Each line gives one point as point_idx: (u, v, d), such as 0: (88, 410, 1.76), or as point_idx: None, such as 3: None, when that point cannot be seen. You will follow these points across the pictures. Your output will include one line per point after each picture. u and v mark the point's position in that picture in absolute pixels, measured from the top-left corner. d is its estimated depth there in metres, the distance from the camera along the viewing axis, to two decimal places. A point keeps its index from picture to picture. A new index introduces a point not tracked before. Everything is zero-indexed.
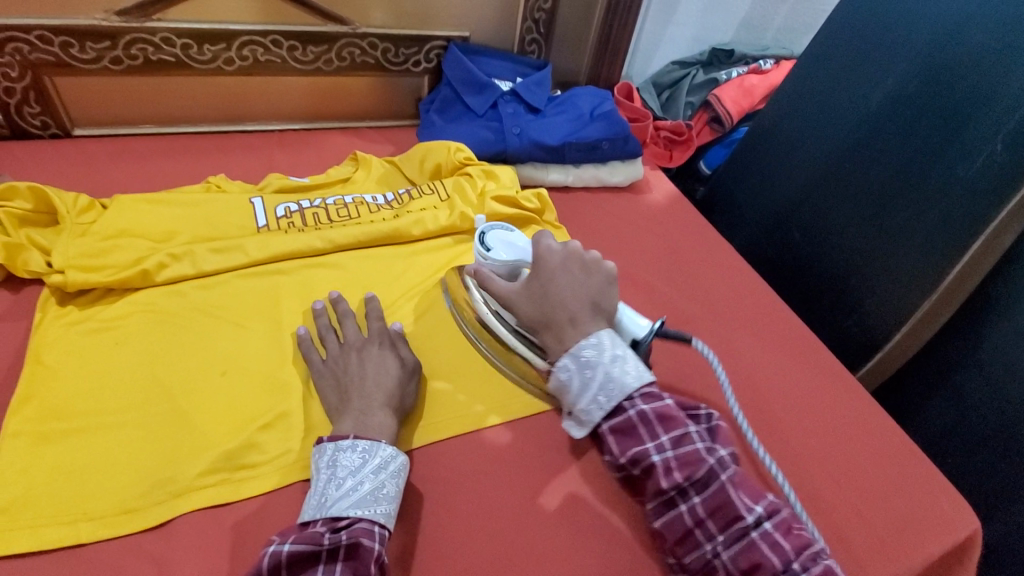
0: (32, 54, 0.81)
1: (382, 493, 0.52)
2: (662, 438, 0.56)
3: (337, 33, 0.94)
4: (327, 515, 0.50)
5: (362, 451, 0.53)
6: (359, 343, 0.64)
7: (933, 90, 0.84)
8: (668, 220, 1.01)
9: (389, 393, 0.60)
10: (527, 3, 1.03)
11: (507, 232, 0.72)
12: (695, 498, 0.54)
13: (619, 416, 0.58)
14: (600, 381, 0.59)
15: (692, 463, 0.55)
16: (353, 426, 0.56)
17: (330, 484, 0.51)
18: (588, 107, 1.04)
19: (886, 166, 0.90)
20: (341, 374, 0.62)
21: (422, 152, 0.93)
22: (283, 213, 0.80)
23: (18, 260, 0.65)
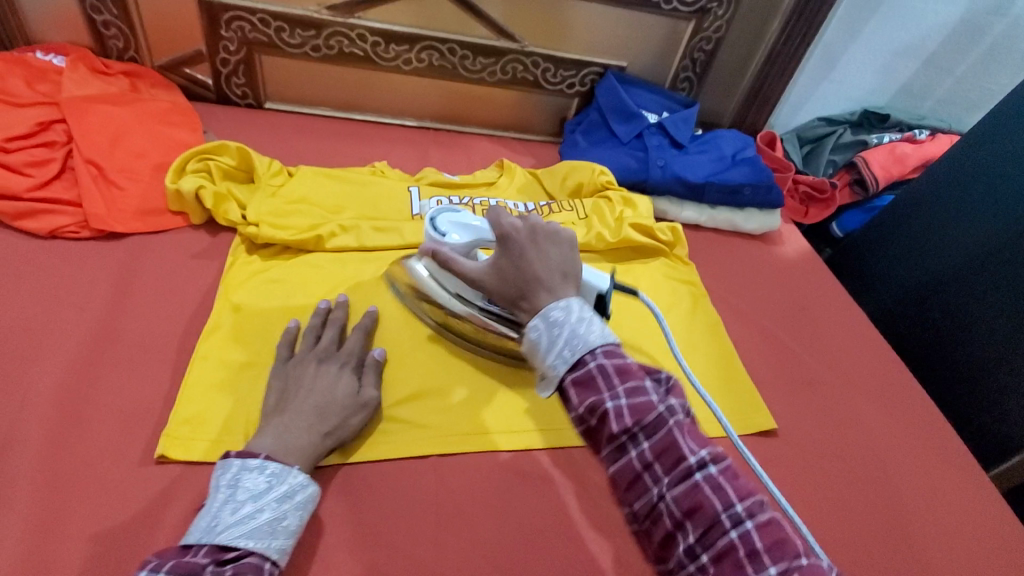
0: (251, 34, 0.93)
1: (280, 526, 0.49)
2: (618, 387, 0.46)
3: (506, 49, 1.00)
4: (213, 542, 0.46)
5: (270, 476, 0.50)
6: (328, 354, 0.63)
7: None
8: (799, 275, 0.98)
9: (320, 420, 0.57)
10: (689, 43, 1.05)
11: (456, 212, 0.67)
12: (646, 443, 0.45)
13: (580, 370, 0.46)
14: (564, 336, 0.47)
15: (644, 408, 0.45)
16: (270, 444, 0.53)
17: (226, 507, 0.48)
18: (731, 150, 1.04)
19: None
20: (292, 379, 0.60)
21: (567, 169, 0.96)
22: (436, 205, 0.86)
23: (220, 209, 0.74)
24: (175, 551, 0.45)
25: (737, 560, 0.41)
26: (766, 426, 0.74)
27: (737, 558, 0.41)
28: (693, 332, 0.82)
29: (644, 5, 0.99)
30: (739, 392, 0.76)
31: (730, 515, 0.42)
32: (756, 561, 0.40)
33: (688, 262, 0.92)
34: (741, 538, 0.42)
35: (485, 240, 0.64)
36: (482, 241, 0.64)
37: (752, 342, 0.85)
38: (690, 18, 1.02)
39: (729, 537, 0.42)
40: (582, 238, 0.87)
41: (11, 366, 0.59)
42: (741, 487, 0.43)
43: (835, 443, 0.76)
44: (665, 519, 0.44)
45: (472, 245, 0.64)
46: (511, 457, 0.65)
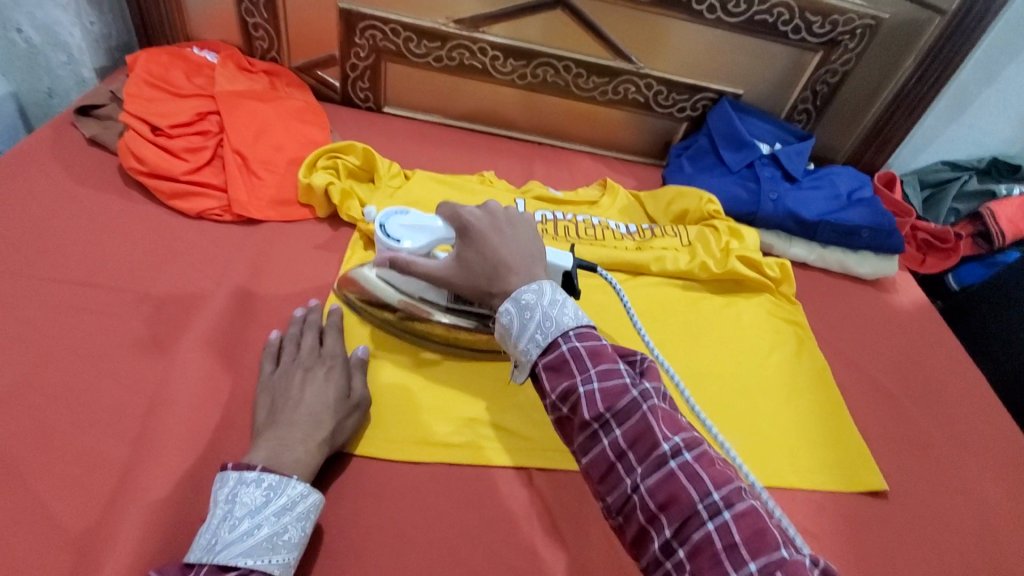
0: (381, 42, 0.99)
1: (282, 540, 0.48)
2: (590, 370, 0.46)
3: (621, 70, 1.01)
4: (211, 561, 0.45)
5: (268, 489, 0.49)
6: (312, 360, 0.62)
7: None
8: (915, 327, 0.92)
9: (314, 425, 0.56)
10: (812, 74, 1.02)
11: (405, 216, 0.65)
12: (617, 430, 0.44)
13: (552, 351, 0.47)
14: (535, 320, 0.48)
15: (616, 393, 0.45)
16: (264, 456, 0.52)
17: (224, 524, 0.47)
18: (847, 189, 0.99)
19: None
20: (279, 392, 0.60)
21: (672, 194, 0.94)
22: (540, 219, 0.88)
23: (345, 205, 0.79)
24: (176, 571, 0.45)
25: (713, 553, 0.39)
26: (876, 485, 0.69)
27: (713, 551, 0.39)
28: (799, 377, 0.78)
29: (771, 34, 0.97)
30: (848, 447, 0.72)
31: (705, 506, 0.40)
32: (732, 554, 0.38)
33: (794, 301, 0.88)
34: (717, 530, 0.39)
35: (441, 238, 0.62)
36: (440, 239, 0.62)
37: (859, 392, 0.80)
38: (818, 50, 0.98)
39: (705, 528, 0.40)
40: (685, 265, 0.85)
41: (163, 333, 0.65)
42: (718, 474, 0.42)
43: (951, 514, 0.70)
44: (639, 511, 0.43)
45: (430, 245, 0.62)
46: None
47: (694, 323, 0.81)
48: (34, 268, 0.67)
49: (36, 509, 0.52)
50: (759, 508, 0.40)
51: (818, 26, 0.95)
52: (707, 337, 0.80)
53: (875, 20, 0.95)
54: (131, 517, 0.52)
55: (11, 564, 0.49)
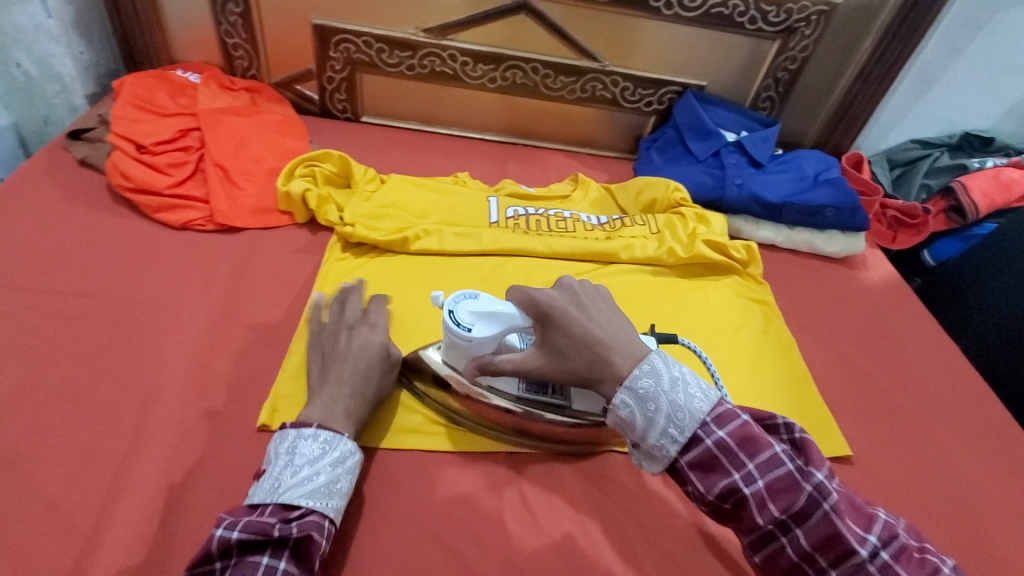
0: (355, 54, 1.03)
1: (335, 487, 0.54)
2: (748, 464, 0.47)
3: (587, 68, 1.05)
4: (277, 500, 0.51)
5: (323, 442, 0.56)
6: (355, 323, 0.68)
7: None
8: (883, 301, 0.94)
9: (359, 381, 0.62)
10: (772, 62, 1.05)
11: (474, 299, 0.60)
12: (798, 531, 0.46)
13: (695, 449, 0.48)
14: (664, 412, 0.48)
15: (787, 491, 0.46)
16: (319, 414, 0.58)
17: (286, 470, 0.53)
18: (813, 171, 1.01)
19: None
20: (328, 350, 0.66)
21: (640, 185, 0.98)
22: (512, 215, 0.91)
23: (322, 210, 0.82)
24: (245, 510, 0.51)
25: None
26: (839, 452, 0.71)
27: None
28: (765, 353, 0.80)
29: (728, 26, 1.00)
30: (812, 417, 0.74)
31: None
32: None
33: (762, 282, 0.91)
34: None
35: (514, 325, 0.58)
36: (513, 326, 0.58)
37: (827, 365, 0.83)
38: (775, 38, 1.02)
39: None
40: (652, 252, 0.88)
41: (152, 337, 0.69)
42: (835, 498, 0.46)
43: (920, 477, 0.71)
44: None
45: (501, 336, 0.58)
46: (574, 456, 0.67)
47: (662, 305, 0.84)
48: (27, 282, 0.71)
49: (36, 503, 0.55)
50: (943, 569, 0.46)
51: (773, 16, 0.98)
52: (677, 317, 0.83)
53: (828, 6, 0.98)
54: (122, 505, 0.56)
55: (15, 552, 0.52)
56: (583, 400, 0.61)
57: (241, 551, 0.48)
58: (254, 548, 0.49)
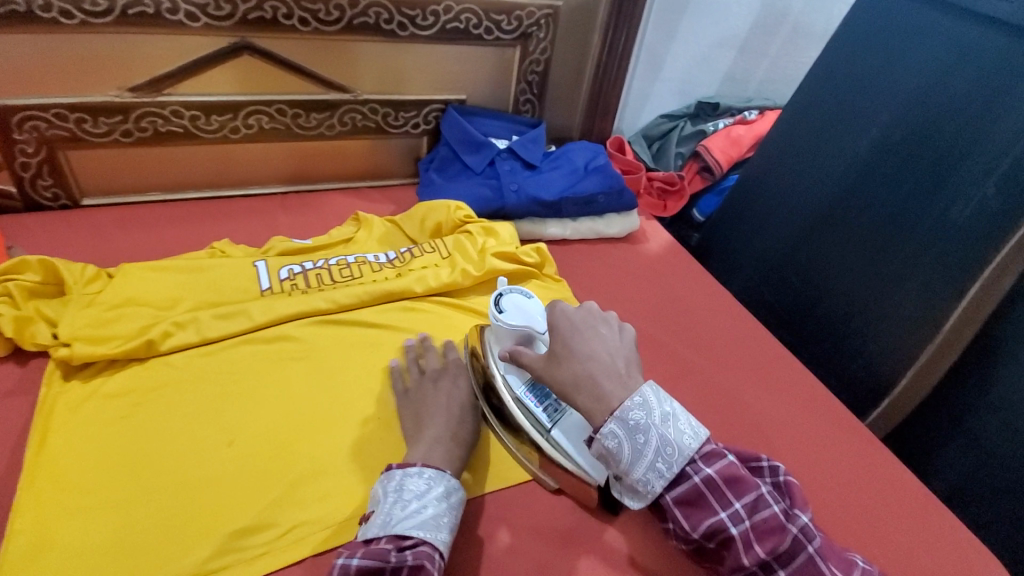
0: (48, 131, 0.84)
1: (442, 521, 0.54)
2: (737, 505, 0.50)
3: (338, 101, 0.98)
4: (387, 530, 0.51)
5: (428, 477, 0.56)
6: (438, 377, 0.70)
7: (951, 100, 0.79)
8: (663, 267, 1.02)
9: (453, 424, 0.64)
10: (520, 67, 1.08)
11: (525, 297, 0.69)
12: (781, 572, 0.49)
13: (682, 484, 0.51)
14: (654, 446, 0.51)
15: (774, 533, 0.49)
16: (421, 456, 0.59)
17: (396, 505, 0.54)
18: (582, 161, 1.07)
19: (902, 189, 0.84)
20: (418, 403, 0.67)
21: (423, 211, 0.94)
22: (287, 274, 0.81)
23: (25, 333, 0.66)
24: (359, 544, 0.51)
25: None
26: None
27: None
28: None
29: (468, 39, 1.01)
30: None
31: None
32: None
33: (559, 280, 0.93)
34: None
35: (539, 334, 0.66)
36: (537, 330, 0.66)
37: None
38: (515, 44, 1.05)
39: None
40: (446, 278, 0.84)
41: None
42: (819, 541, 0.51)
43: (719, 425, 0.77)
44: None
45: (526, 330, 0.66)
46: None
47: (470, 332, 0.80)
48: None
49: None
50: None
51: (505, 24, 1.02)
52: None
53: (552, 9, 1.03)
54: None
55: None
56: (564, 435, 0.63)
57: None
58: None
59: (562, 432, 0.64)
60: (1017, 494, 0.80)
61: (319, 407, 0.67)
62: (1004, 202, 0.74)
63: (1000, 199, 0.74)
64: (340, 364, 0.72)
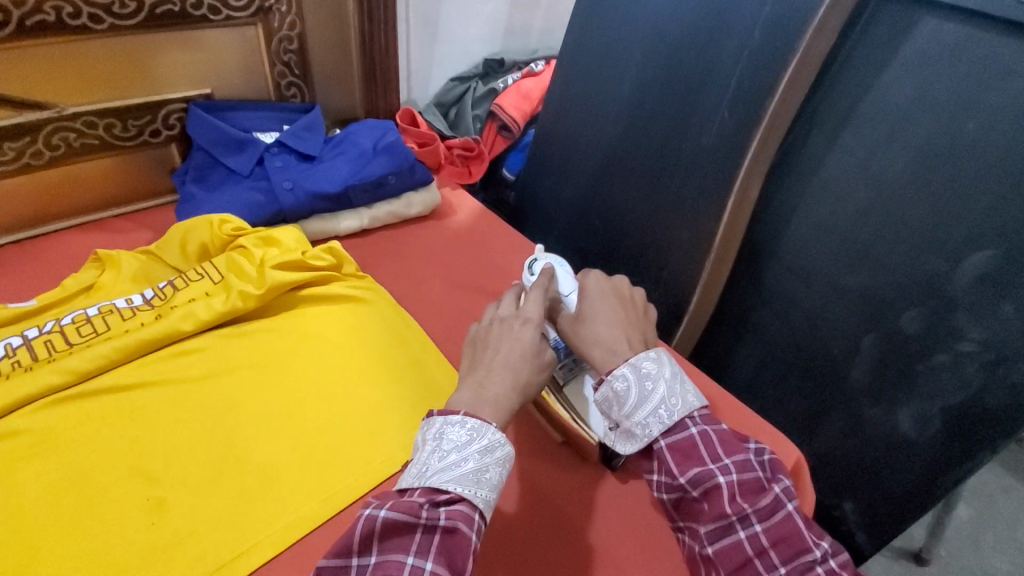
0: None
1: (485, 477, 0.47)
2: (726, 459, 0.51)
3: (37, 121, 0.79)
4: (422, 481, 0.46)
5: (472, 428, 0.48)
6: (509, 314, 0.59)
7: (686, 29, 0.83)
8: (473, 236, 0.99)
9: (520, 367, 0.54)
10: (269, 47, 0.95)
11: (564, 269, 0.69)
12: (757, 526, 0.48)
13: (678, 434, 0.53)
14: (659, 394, 0.54)
15: (757, 489, 0.50)
16: (469, 399, 0.51)
17: (434, 454, 0.47)
18: (369, 142, 0.99)
19: (660, 121, 0.89)
20: (480, 341, 0.57)
21: (182, 232, 0.80)
22: (1, 352, 0.64)
23: None
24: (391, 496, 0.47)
25: None
26: None
27: None
28: (382, 348, 0.75)
29: (189, 23, 0.85)
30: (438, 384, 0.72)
31: None
32: None
33: (362, 276, 0.85)
34: None
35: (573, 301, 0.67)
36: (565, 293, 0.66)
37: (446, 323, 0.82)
38: (254, 22, 0.92)
39: None
40: (222, 306, 0.73)
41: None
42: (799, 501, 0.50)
43: None
44: None
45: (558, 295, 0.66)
46: None
47: (263, 359, 0.71)
48: None
49: None
50: None
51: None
52: (283, 361, 0.71)
53: None
54: None
55: None
56: (574, 395, 0.67)
57: (382, 539, 0.43)
58: (393, 537, 0.43)
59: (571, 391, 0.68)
60: (797, 368, 0.91)
61: (68, 505, 0.56)
62: (737, 120, 0.80)
63: (735, 118, 0.80)
64: (91, 445, 0.60)
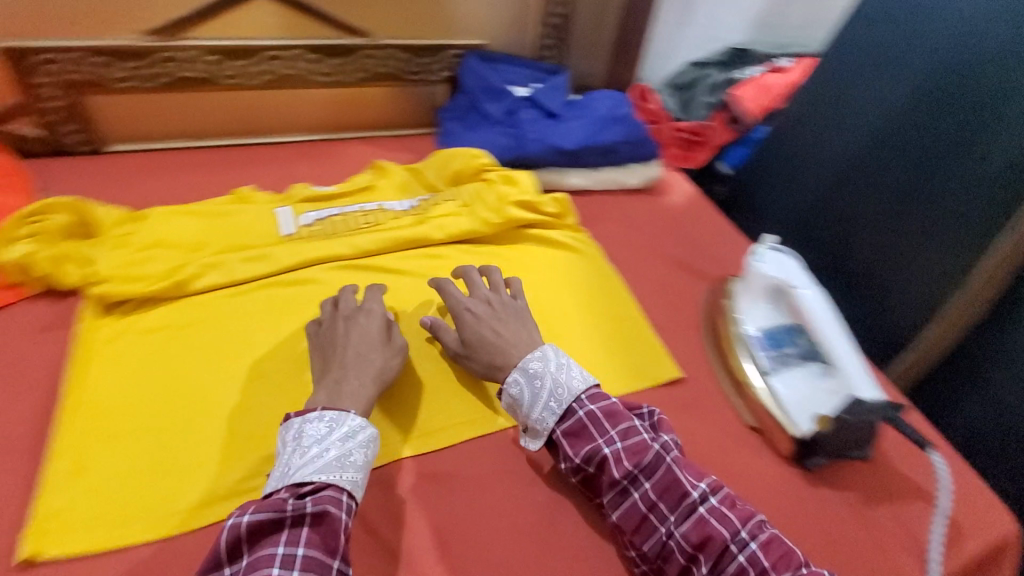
0: (69, 74, 0.85)
1: (349, 460, 0.53)
2: (612, 431, 0.58)
3: (355, 46, 0.96)
4: (288, 476, 0.51)
5: (330, 420, 0.54)
6: (351, 312, 0.67)
7: (994, 47, 0.75)
8: (687, 216, 1.00)
9: (359, 372, 0.60)
10: (542, 9, 1.04)
11: (783, 257, 0.71)
12: (647, 484, 0.56)
13: (570, 419, 0.59)
14: (548, 387, 0.60)
15: (640, 451, 0.57)
16: (325, 397, 0.57)
17: (295, 454, 0.52)
18: (605, 108, 1.03)
19: (931, 141, 0.82)
20: (327, 342, 0.64)
21: (442, 159, 0.93)
22: (309, 221, 0.82)
23: (62, 272, 0.69)
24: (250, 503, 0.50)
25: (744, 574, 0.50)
26: (672, 375, 0.73)
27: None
28: (591, 297, 0.81)
29: None
30: (640, 345, 0.75)
31: (736, 541, 0.51)
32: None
33: (579, 229, 0.91)
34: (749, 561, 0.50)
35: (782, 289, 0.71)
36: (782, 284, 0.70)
37: (651, 290, 0.85)
38: None
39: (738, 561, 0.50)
40: (467, 226, 0.85)
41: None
42: (676, 455, 0.57)
43: None
44: (677, 555, 0.53)
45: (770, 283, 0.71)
46: (419, 463, 0.62)
47: None
48: None
49: None
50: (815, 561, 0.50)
51: None
52: (508, 284, 0.80)
53: None
54: None
55: None
56: (783, 384, 0.68)
57: (254, 540, 0.47)
58: (266, 533, 0.48)
59: (780, 379, 0.68)
60: None
61: None
62: None
63: None
64: None
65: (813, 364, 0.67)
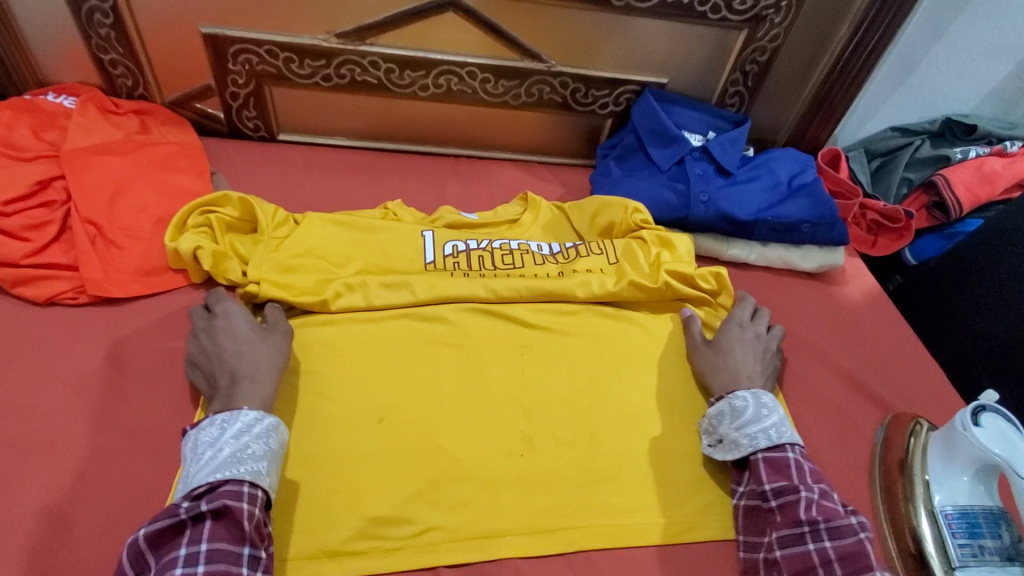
0: (259, 66, 0.88)
1: (246, 454, 0.53)
2: (812, 484, 0.58)
3: (531, 70, 0.91)
4: (189, 486, 0.51)
5: (221, 423, 0.54)
6: (209, 320, 0.64)
7: None
8: (864, 319, 0.85)
9: (231, 367, 0.60)
10: (740, 53, 0.93)
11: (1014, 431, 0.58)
12: (827, 542, 0.54)
13: (777, 452, 0.60)
14: (771, 418, 0.61)
15: (832, 512, 0.55)
16: (219, 407, 0.57)
17: (192, 462, 0.53)
18: (786, 175, 0.91)
19: None
20: (197, 356, 0.62)
21: (597, 205, 0.86)
22: (451, 251, 0.78)
23: (221, 267, 0.71)
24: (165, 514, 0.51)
25: None
26: None
27: None
28: None
29: (689, 17, 0.88)
30: None
31: None
32: None
33: None
34: None
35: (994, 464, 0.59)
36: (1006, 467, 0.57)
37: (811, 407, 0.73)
38: (742, 28, 0.90)
39: None
40: (612, 287, 0.76)
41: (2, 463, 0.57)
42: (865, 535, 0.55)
43: None
44: None
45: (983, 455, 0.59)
46: (528, 563, 0.58)
47: (632, 356, 0.73)
48: None
49: None
50: None
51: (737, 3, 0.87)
52: (649, 368, 0.72)
53: None
54: None
55: None
56: None
57: (162, 543, 0.48)
58: (174, 538, 0.49)
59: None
60: None
61: (467, 402, 0.66)
62: None
63: None
64: (492, 359, 0.70)
65: (1012, 567, 0.58)
